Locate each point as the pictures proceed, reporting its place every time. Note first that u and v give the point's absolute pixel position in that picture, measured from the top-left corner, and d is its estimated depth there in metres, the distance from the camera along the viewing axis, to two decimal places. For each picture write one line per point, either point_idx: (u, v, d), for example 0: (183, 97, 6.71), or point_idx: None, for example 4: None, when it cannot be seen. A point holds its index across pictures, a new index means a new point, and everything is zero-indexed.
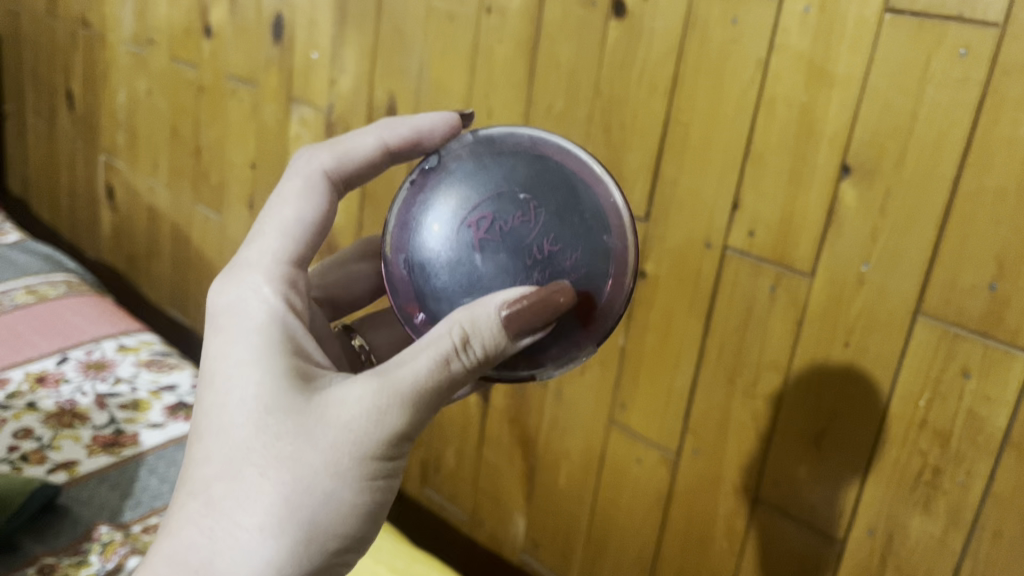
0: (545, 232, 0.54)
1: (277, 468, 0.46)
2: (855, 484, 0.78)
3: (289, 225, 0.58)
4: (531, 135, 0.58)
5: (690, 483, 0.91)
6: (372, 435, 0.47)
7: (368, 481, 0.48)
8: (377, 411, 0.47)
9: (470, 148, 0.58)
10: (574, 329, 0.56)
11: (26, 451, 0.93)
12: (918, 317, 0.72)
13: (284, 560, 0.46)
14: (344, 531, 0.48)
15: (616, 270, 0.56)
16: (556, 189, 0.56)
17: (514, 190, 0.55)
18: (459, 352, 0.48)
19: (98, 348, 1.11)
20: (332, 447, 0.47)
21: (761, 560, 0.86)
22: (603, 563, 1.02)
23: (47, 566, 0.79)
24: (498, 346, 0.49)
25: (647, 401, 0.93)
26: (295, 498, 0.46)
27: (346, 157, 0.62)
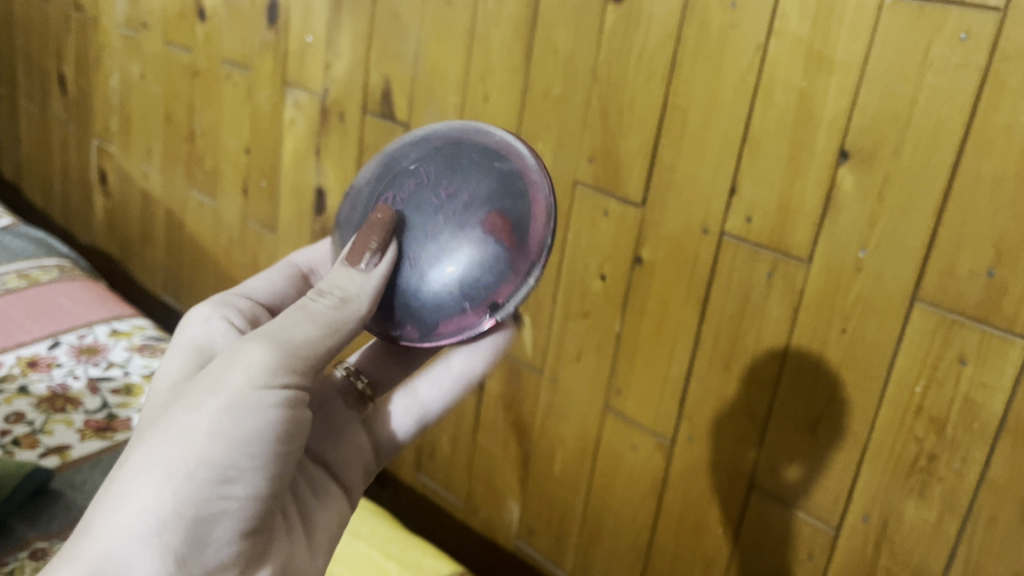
0: (436, 186, 0.59)
1: (155, 422, 0.49)
2: (851, 470, 0.78)
3: (253, 290, 0.68)
4: (423, 134, 0.66)
5: (686, 469, 0.91)
6: (236, 369, 0.50)
7: (235, 410, 0.49)
8: (236, 350, 0.51)
9: (375, 165, 0.66)
10: (498, 250, 0.56)
11: (18, 435, 0.92)
12: (915, 304, 0.71)
13: (151, 491, 0.46)
14: (221, 462, 0.48)
15: (524, 188, 0.57)
16: (444, 155, 0.61)
17: (407, 171, 0.61)
18: (312, 296, 0.54)
19: (90, 332, 1.10)
20: (199, 389, 0.50)
21: (756, 546, 0.86)
22: (597, 550, 1.02)
23: (40, 551, 0.79)
24: (356, 286, 0.55)
25: (641, 388, 0.93)
26: (166, 438, 0.48)
27: (311, 253, 0.75)
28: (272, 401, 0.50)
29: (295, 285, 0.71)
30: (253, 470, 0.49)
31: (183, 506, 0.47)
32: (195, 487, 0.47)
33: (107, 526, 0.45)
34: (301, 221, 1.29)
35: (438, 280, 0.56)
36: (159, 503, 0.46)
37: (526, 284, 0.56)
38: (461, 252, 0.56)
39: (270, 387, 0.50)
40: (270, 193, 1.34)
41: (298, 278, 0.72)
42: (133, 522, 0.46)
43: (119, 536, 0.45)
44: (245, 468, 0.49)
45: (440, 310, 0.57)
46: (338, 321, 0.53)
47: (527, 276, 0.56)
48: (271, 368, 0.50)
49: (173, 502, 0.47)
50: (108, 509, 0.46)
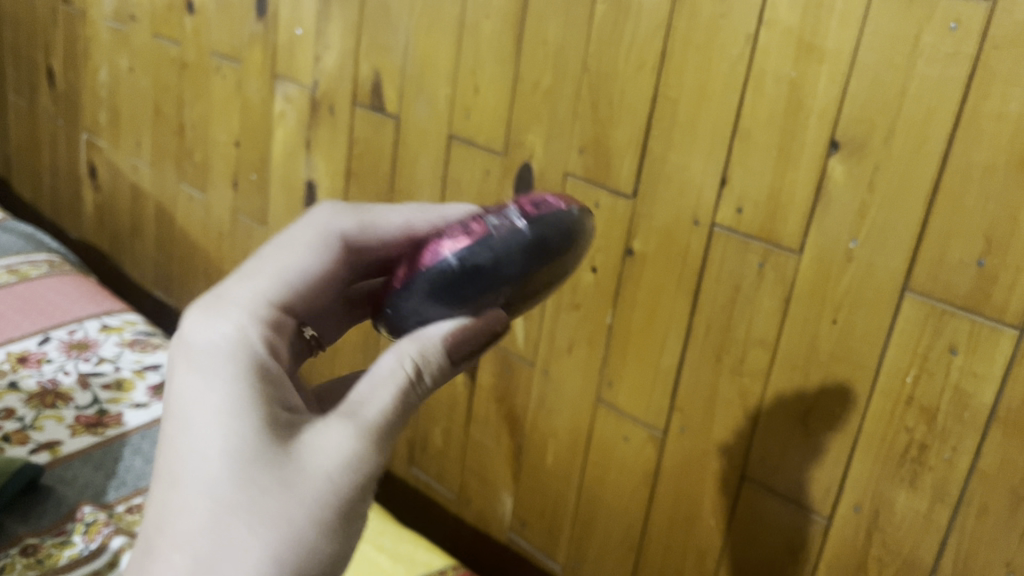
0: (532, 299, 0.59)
1: (265, 509, 0.44)
2: (842, 460, 0.78)
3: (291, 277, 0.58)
4: (570, 220, 0.56)
5: (678, 460, 0.91)
6: (348, 467, 0.46)
7: (348, 531, 0.46)
8: (355, 456, 0.46)
9: (525, 240, 0.53)
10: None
11: (8, 431, 0.92)
12: (905, 293, 0.71)
13: None
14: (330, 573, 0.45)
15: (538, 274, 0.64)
16: (558, 278, 0.58)
17: (535, 286, 0.56)
18: (413, 382, 0.51)
19: (80, 327, 1.10)
20: (315, 495, 0.45)
21: (748, 536, 0.86)
22: (590, 541, 1.02)
23: (31, 547, 0.79)
24: (439, 368, 0.53)
25: (633, 380, 0.93)
26: (290, 555, 0.43)
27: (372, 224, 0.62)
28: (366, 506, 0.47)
29: (333, 266, 0.60)
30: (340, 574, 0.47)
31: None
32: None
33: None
34: (292, 214, 1.29)
35: None
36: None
37: None
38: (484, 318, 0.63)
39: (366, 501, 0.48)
40: (260, 186, 1.33)
41: (338, 253, 0.61)
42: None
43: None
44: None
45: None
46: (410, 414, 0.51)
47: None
48: (374, 480, 0.47)
49: None
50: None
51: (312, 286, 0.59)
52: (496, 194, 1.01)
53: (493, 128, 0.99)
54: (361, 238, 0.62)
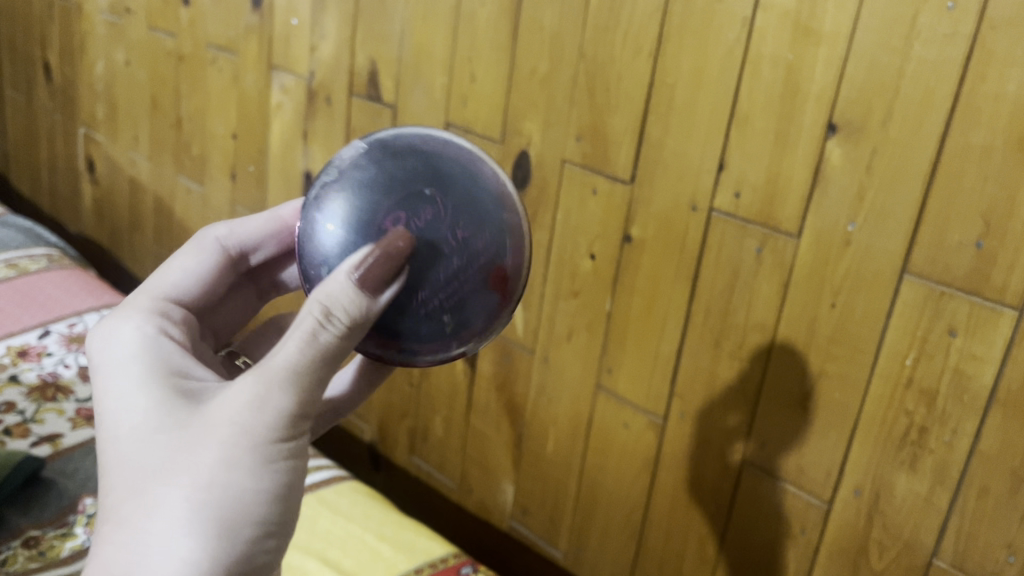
0: (454, 220, 0.53)
1: (180, 470, 0.45)
2: (842, 444, 0.78)
3: (183, 284, 0.63)
4: (419, 133, 0.57)
5: (678, 446, 0.91)
6: (263, 418, 0.46)
7: (265, 466, 0.46)
8: (259, 400, 0.46)
9: (367, 154, 0.55)
10: (492, 304, 0.55)
11: (10, 425, 0.99)
12: (904, 277, 0.71)
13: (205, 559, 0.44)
14: (260, 517, 0.46)
15: (521, 244, 0.56)
16: (460, 187, 0.54)
17: (418, 186, 0.53)
18: (323, 324, 0.47)
19: (81, 320, 1.18)
20: (226, 441, 0.46)
21: (748, 521, 0.86)
22: (591, 529, 1.02)
23: (33, 539, 0.85)
24: (364, 314, 0.49)
25: (632, 367, 0.93)
26: (206, 496, 0.45)
27: (240, 227, 0.67)
28: (300, 447, 0.48)
29: (218, 269, 0.65)
30: (283, 516, 0.47)
31: (231, 565, 0.45)
32: (240, 543, 0.45)
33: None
34: None
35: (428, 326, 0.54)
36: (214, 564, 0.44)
37: (496, 332, 0.57)
38: (461, 301, 0.54)
39: (285, 441, 0.47)
40: (258, 178, 1.33)
41: (221, 264, 0.66)
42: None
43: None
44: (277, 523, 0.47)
45: (428, 345, 0.55)
46: (339, 353, 0.48)
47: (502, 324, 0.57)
48: (292, 418, 0.46)
49: (219, 552, 0.44)
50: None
51: (195, 292, 0.64)
52: None
53: (490, 117, 0.99)
54: (237, 246, 0.67)
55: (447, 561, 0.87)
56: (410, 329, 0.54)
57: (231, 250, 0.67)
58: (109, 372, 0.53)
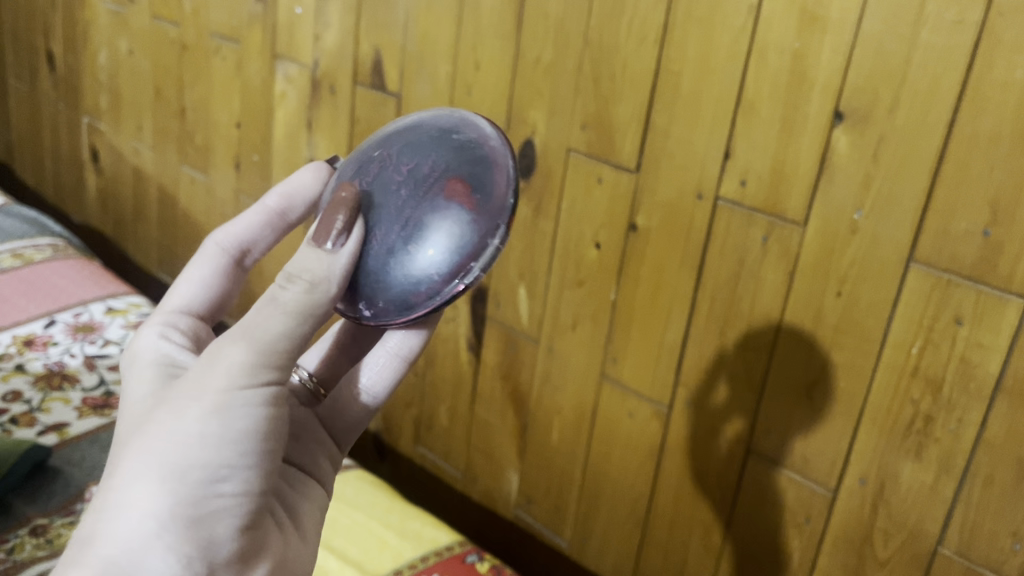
0: (399, 160, 0.55)
1: (146, 425, 0.49)
2: (847, 432, 0.78)
3: (191, 297, 0.65)
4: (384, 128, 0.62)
5: (683, 435, 0.91)
6: (216, 371, 0.49)
7: (218, 412, 0.48)
8: (216, 355, 0.49)
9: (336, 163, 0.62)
10: (462, 216, 0.52)
11: (17, 413, 1.03)
12: (911, 265, 0.71)
13: (153, 501, 0.46)
14: (212, 462, 0.48)
15: (483, 155, 0.54)
16: (408, 137, 0.57)
17: (370, 153, 0.58)
18: (283, 283, 0.50)
19: (86, 311, 1.23)
20: (183, 394, 0.49)
21: (753, 509, 0.87)
22: (596, 518, 1.02)
23: (40, 527, 0.88)
24: (322, 267, 0.51)
25: (637, 356, 0.93)
26: (158, 443, 0.47)
27: (235, 227, 0.67)
28: (260, 399, 0.49)
29: (225, 273, 0.67)
30: (244, 466, 0.49)
31: (182, 508, 0.47)
32: (190, 486, 0.47)
33: (111, 531, 0.46)
34: None
35: (405, 261, 0.52)
36: (163, 505, 0.46)
37: (490, 245, 0.52)
38: (426, 226, 0.52)
39: (245, 389, 0.49)
40: (263, 167, 1.33)
41: (227, 268, 0.67)
42: (136, 529, 0.46)
43: (129, 539, 0.46)
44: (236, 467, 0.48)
45: (417, 286, 0.52)
46: (309, 308, 0.50)
47: (494, 239, 0.52)
48: (248, 369, 0.49)
49: (168, 494, 0.47)
50: (108, 521, 0.46)
51: (208, 299, 0.66)
52: None
53: (494, 106, 0.99)
54: (235, 247, 0.67)
55: (452, 549, 0.87)
56: (392, 277, 0.52)
57: (232, 253, 0.67)
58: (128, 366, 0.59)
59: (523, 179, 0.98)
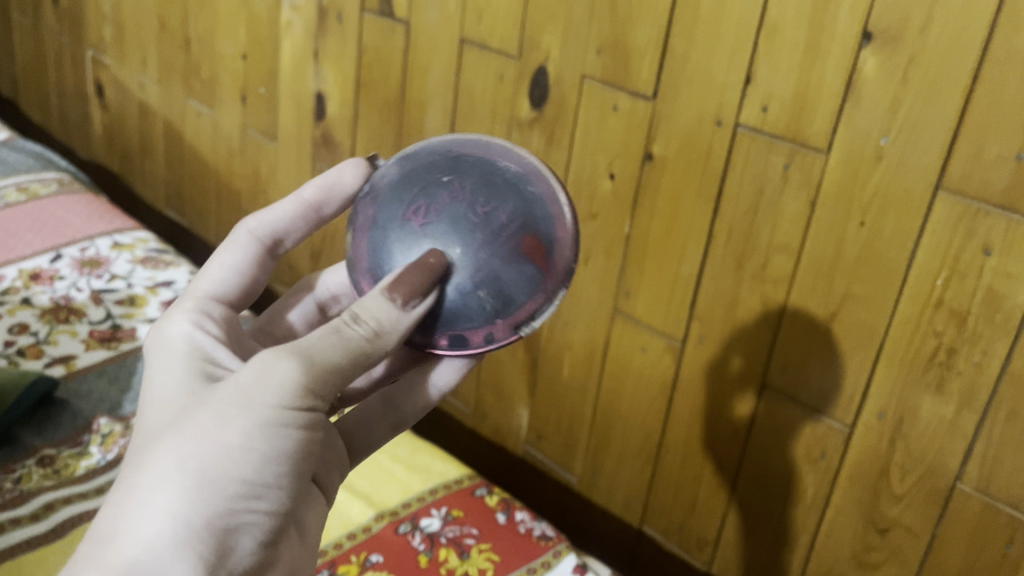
0: (474, 199, 0.55)
1: (183, 428, 0.47)
2: (867, 367, 0.76)
3: (220, 284, 0.61)
4: (443, 140, 0.61)
5: (696, 370, 0.89)
6: (268, 385, 0.47)
7: (263, 426, 0.47)
8: (267, 364, 0.48)
9: (395, 166, 0.60)
10: (532, 274, 0.55)
11: (23, 346, 1.03)
12: (938, 192, 0.68)
13: (184, 506, 0.44)
14: (250, 477, 0.46)
15: (552, 213, 0.57)
16: (479, 171, 0.57)
17: (437, 175, 0.57)
18: (349, 323, 0.51)
19: (92, 245, 1.21)
20: (227, 401, 0.47)
21: (766, 444, 0.85)
22: (606, 454, 1.01)
23: (48, 457, 0.89)
24: (391, 319, 0.51)
25: (651, 291, 0.90)
26: (195, 449, 0.46)
27: (270, 216, 0.64)
28: (303, 421, 0.48)
29: (258, 260, 0.63)
30: (279, 487, 0.47)
31: (214, 520, 0.44)
32: (224, 499, 0.45)
33: (135, 533, 0.43)
34: (302, 129, 1.26)
35: (474, 313, 0.55)
36: (193, 513, 0.44)
37: (549, 305, 0.56)
38: (498, 275, 0.54)
39: (291, 407, 0.47)
40: (269, 100, 1.30)
41: (260, 255, 0.63)
42: (161, 535, 0.43)
43: (153, 544, 0.43)
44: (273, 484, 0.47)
45: (477, 331, 0.55)
46: (367, 352, 0.50)
47: (553, 299, 0.56)
48: (299, 387, 0.48)
49: (198, 503, 0.44)
50: (133, 521, 0.44)
51: (237, 288, 0.62)
52: (510, 100, 0.97)
53: (507, 32, 0.95)
54: (270, 234, 0.64)
55: (461, 483, 0.86)
56: (461, 324, 0.55)
57: (267, 240, 0.64)
58: (156, 357, 0.55)
59: (535, 109, 0.95)
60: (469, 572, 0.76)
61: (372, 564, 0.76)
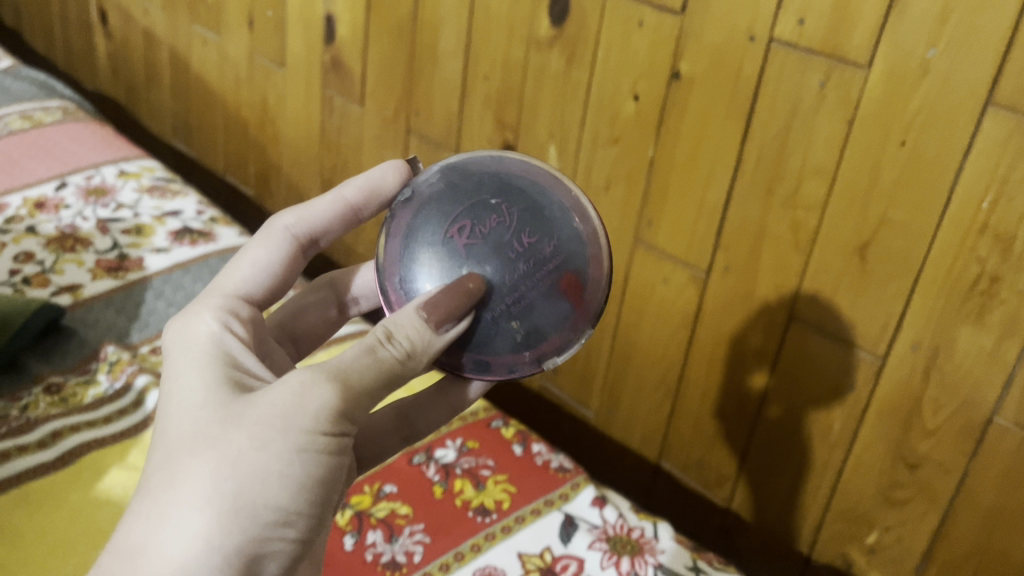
0: (520, 228, 0.55)
1: (212, 446, 0.45)
2: (902, 295, 0.72)
3: (248, 282, 0.58)
4: (490, 154, 0.58)
5: (720, 301, 0.86)
6: (305, 410, 0.45)
7: (298, 454, 0.45)
8: (304, 386, 0.46)
9: (440, 176, 0.57)
10: (566, 312, 0.55)
11: (29, 274, 1.01)
12: (988, 109, 0.64)
13: (218, 534, 0.43)
14: (284, 507, 0.45)
15: (593, 251, 0.56)
16: (527, 197, 0.56)
17: (485, 195, 0.55)
18: (383, 343, 0.48)
19: (98, 173, 1.18)
20: (260, 422, 0.45)
21: (793, 378, 0.83)
22: (624, 389, 0.99)
23: (55, 385, 0.87)
24: (425, 340, 0.50)
25: (675, 219, 0.87)
26: (230, 474, 0.44)
27: (308, 213, 0.61)
28: (335, 447, 0.46)
29: (290, 259, 0.59)
30: (309, 513, 0.46)
31: (246, 547, 0.44)
32: (256, 526, 0.44)
33: (164, 558, 0.43)
34: (311, 54, 1.21)
35: (504, 341, 0.54)
36: (224, 542, 0.43)
37: (575, 341, 0.56)
38: (532, 307, 0.55)
39: (328, 434, 0.46)
40: (277, 24, 1.25)
41: (293, 254, 0.60)
42: (191, 563, 0.42)
43: (182, 571, 0.42)
44: (305, 511, 0.46)
45: (505, 358, 0.55)
46: (399, 374, 0.48)
47: (579, 336, 0.57)
48: (335, 414, 0.46)
49: (231, 532, 0.43)
50: (161, 545, 0.43)
51: (266, 286, 0.59)
52: (528, 18, 0.93)
53: None
54: (307, 232, 0.61)
55: (476, 415, 0.84)
56: (490, 349, 0.54)
57: (303, 238, 0.61)
58: (177, 353, 0.52)
59: (555, 27, 0.90)
60: (485, 503, 0.74)
61: (386, 495, 0.74)
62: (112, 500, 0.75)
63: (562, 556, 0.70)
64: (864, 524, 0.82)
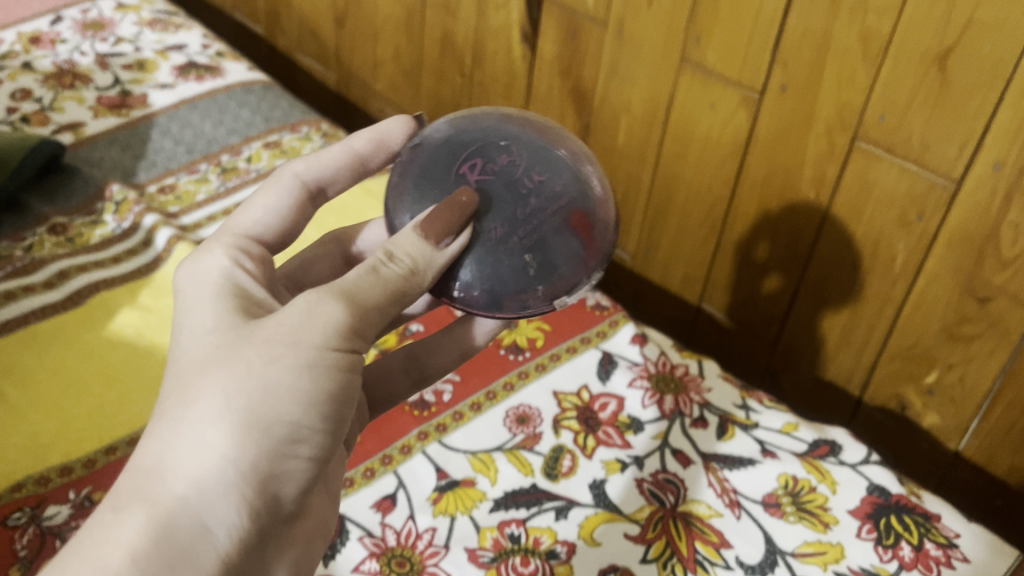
0: (530, 164, 0.47)
1: (220, 363, 0.40)
2: (986, 108, 0.64)
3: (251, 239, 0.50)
4: (498, 111, 0.52)
5: (774, 125, 0.78)
6: (312, 325, 0.40)
7: (310, 368, 0.40)
8: (312, 303, 0.41)
9: (447, 124, 0.50)
10: (577, 249, 0.47)
11: (27, 113, 0.94)
12: None
13: (232, 450, 0.38)
14: (299, 421, 0.40)
15: (602, 198, 0.49)
16: (536, 142, 0.49)
17: (493, 138, 0.48)
18: (386, 263, 0.43)
19: (94, 7, 1.09)
20: (270, 337, 0.40)
21: (854, 207, 0.75)
22: (665, 227, 0.92)
23: (59, 226, 0.81)
24: (428, 258, 0.44)
25: (726, 34, 0.78)
26: (239, 389, 0.39)
27: (319, 166, 0.53)
28: (348, 364, 0.41)
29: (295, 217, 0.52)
30: (327, 430, 0.41)
31: (263, 464, 0.39)
32: (271, 443, 0.39)
33: (178, 476, 0.38)
34: None
35: (511, 279, 0.45)
36: (240, 457, 0.39)
37: (584, 284, 0.47)
38: (542, 241, 0.46)
39: (341, 349, 0.41)
40: None
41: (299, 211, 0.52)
42: (207, 477, 0.38)
43: (197, 489, 0.38)
44: (320, 428, 0.41)
45: (513, 295, 0.46)
46: (407, 293, 0.43)
47: (590, 280, 0.48)
48: (347, 329, 0.41)
49: (247, 447, 0.39)
50: (174, 462, 0.38)
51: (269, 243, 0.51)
52: None
53: None
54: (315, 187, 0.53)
55: None
56: (496, 287, 0.46)
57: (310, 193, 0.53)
58: (181, 283, 0.46)
59: None
60: (518, 341, 0.70)
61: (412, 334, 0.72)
62: (125, 341, 0.71)
63: (600, 395, 0.66)
64: (924, 365, 0.77)
